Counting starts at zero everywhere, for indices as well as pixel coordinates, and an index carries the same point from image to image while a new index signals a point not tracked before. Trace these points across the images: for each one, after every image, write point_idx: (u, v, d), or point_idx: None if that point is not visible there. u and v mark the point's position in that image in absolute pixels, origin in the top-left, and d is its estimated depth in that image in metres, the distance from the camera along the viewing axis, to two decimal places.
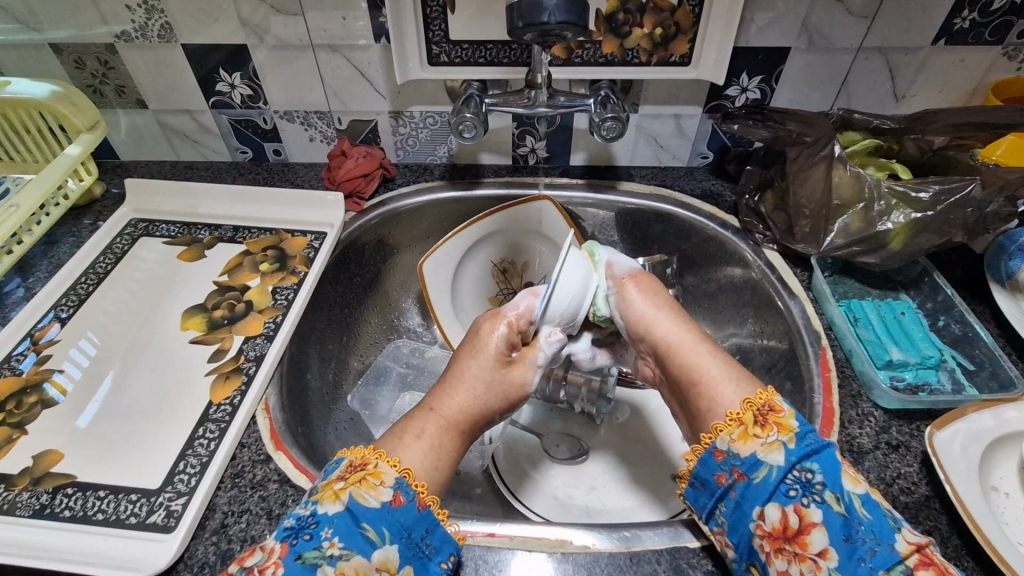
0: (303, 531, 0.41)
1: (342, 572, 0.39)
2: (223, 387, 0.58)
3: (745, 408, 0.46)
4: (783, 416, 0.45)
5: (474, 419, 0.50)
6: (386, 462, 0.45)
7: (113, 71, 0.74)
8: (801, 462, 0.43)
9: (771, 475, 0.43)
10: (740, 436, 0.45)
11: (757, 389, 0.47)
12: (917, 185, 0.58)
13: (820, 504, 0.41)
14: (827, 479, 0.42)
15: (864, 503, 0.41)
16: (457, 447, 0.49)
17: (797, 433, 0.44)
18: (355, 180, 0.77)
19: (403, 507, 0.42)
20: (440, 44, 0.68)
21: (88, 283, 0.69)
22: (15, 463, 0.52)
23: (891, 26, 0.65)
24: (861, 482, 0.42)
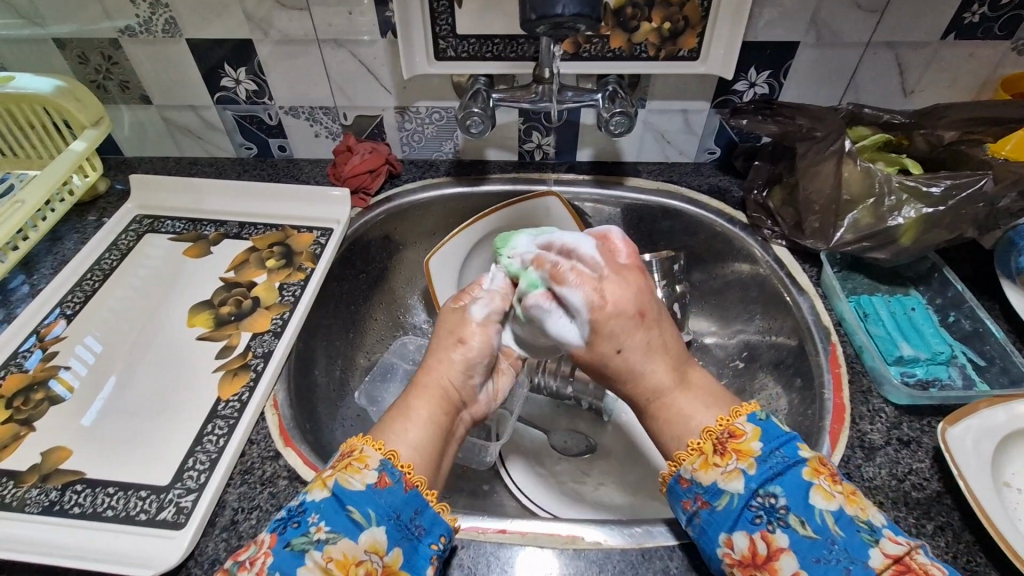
0: (292, 519, 0.41)
1: (330, 555, 0.39)
2: (231, 383, 0.58)
3: (704, 437, 0.45)
4: (743, 441, 0.44)
5: (443, 380, 0.50)
6: (371, 446, 0.45)
7: (117, 67, 0.74)
8: (763, 487, 0.42)
9: (734, 502, 0.42)
10: (702, 465, 0.44)
11: (725, 412, 0.47)
12: (928, 180, 0.58)
13: (785, 528, 0.40)
14: (792, 502, 0.41)
15: (837, 520, 0.40)
16: (432, 417, 0.48)
17: (757, 457, 0.43)
18: (361, 175, 0.76)
19: (389, 489, 0.42)
20: (447, 38, 0.68)
21: (94, 279, 0.68)
22: (23, 459, 0.52)
23: (901, 20, 0.65)
24: (834, 498, 0.41)
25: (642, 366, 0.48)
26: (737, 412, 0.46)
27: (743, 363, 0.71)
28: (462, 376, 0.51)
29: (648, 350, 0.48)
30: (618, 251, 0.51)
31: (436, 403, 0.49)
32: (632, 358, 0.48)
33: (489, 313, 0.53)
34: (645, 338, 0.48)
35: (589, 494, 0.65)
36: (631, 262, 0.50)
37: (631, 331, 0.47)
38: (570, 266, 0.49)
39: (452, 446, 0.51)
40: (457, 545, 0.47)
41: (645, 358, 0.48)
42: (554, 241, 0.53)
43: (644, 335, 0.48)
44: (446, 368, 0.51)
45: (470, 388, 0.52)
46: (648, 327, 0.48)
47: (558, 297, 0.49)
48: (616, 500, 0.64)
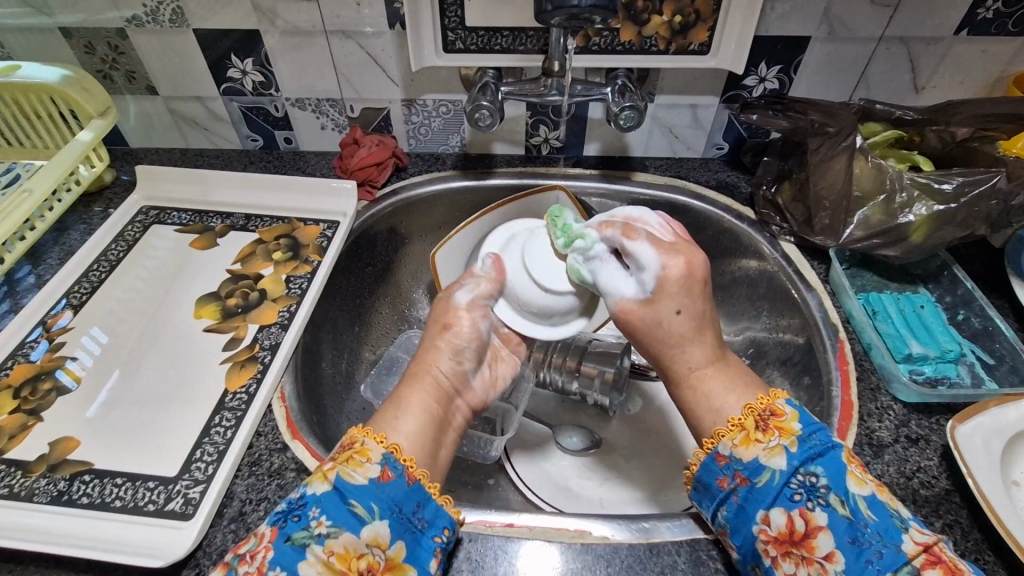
0: (292, 513, 0.41)
1: (331, 549, 0.39)
2: (239, 375, 0.58)
3: (746, 413, 0.46)
4: (785, 420, 0.44)
5: (434, 369, 0.52)
6: (372, 438, 0.45)
7: (123, 56, 0.73)
8: (804, 466, 0.42)
9: (774, 480, 0.42)
10: (743, 441, 0.45)
11: (764, 393, 0.47)
12: (940, 176, 0.58)
13: (825, 507, 0.41)
14: (832, 482, 0.41)
15: (870, 504, 0.40)
16: (427, 406, 0.49)
17: (799, 436, 0.43)
18: (368, 168, 0.76)
19: (391, 483, 0.43)
20: (455, 30, 0.67)
21: (100, 270, 0.68)
22: (32, 449, 0.52)
23: (914, 15, 0.64)
24: (866, 483, 0.41)
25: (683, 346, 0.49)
26: (774, 395, 0.47)
27: (749, 360, 0.71)
28: (455, 364, 0.52)
29: (699, 330, 0.49)
30: (679, 231, 0.52)
31: (428, 393, 0.50)
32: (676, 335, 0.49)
33: (473, 295, 0.54)
34: (700, 306, 0.49)
35: (595, 488, 0.65)
36: (690, 240, 0.51)
37: (691, 297, 0.49)
38: (643, 230, 0.50)
39: (452, 435, 0.51)
40: (465, 538, 0.47)
41: (694, 327, 0.49)
42: (619, 213, 0.53)
43: (700, 304, 0.49)
44: (437, 358, 0.52)
45: (463, 378, 0.53)
46: (705, 297, 0.49)
47: (627, 256, 0.50)
48: (621, 495, 0.64)
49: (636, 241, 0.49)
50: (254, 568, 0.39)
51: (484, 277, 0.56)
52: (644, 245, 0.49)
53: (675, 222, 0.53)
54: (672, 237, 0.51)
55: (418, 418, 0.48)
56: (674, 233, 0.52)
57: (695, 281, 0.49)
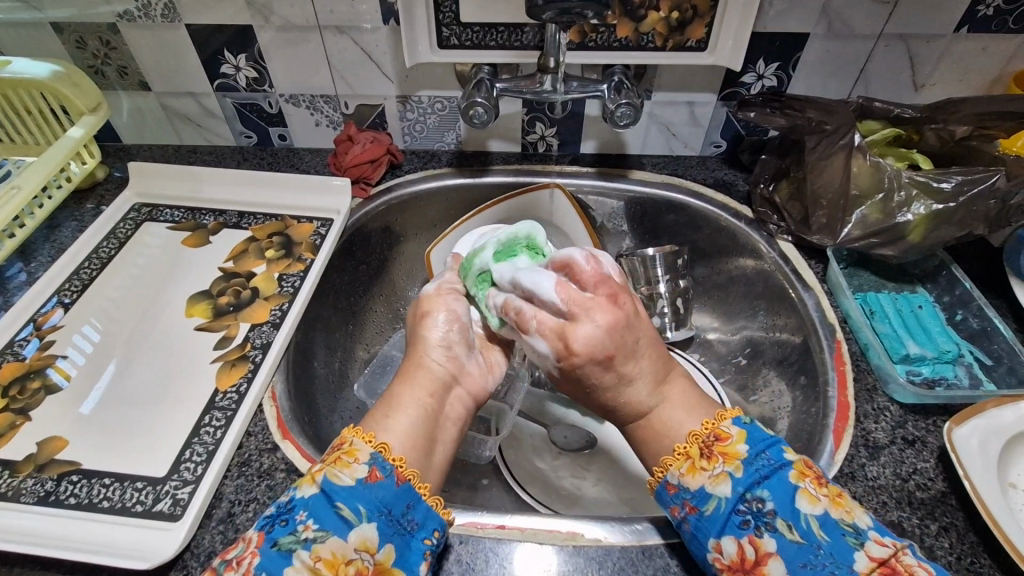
0: (279, 517, 0.40)
1: (318, 554, 0.38)
2: (229, 374, 0.57)
3: (690, 440, 0.44)
4: (729, 444, 0.43)
5: (424, 360, 0.51)
6: (360, 438, 0.44)
7: (115, 52, 0.73)
8: (750, 491, 0.41)
9: (721, 507, 0.42)
10: (689, 469, 0.44)
11: (711, 416, 0.46)
12: (939, 175, 0.57)
13: (773, 532, 0.40)
14: (779, 506, 0.40)
15: (822, 524, 0.39)
16: (411, 398, 0.48)
17: (744, 459, 0.42)
18: (362, 165, 0.75)
19: (380, 484, 0.42)
20: (450, 26, 0.66)
21: (92, 267, 0.68)
22: (19, 449, 0.51)
23: (914, 12, 0.63)
24: (819, 501, 0.40)
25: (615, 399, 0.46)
26: (723, 416, 0.46)
27: (746, 360, 0.71)
28: (445, 353, 0.51)
29: (623, 384, 0.45)
30: (587, 280, 0.44)
31: (417, 386, 0.49)
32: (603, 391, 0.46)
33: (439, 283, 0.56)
34: (617, 377, 0.45)
35: (589, 489, 0.65)
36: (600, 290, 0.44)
37: (598, 376, 0.45)
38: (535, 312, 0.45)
39: (450, 430, 0.49)
40: (457, 541, 0.47)
41: (618, 390, 0.46)
42: (519, 281, 0.47)
43: (615, 376, 0.45)
44: (426, 348, 0.51)
45: (458, 365, 0.52)
46: (621, 368, 0.45)
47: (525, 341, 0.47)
48: (616, 496, 0.63)
49: (529, 332, 0.45)
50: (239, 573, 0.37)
51: (449, 268, 0.59)
52: (536, 338, 0.45)
53: (579, 279, 0.45)
54: (571, 298, 0.44)
55: (408, 414, 0.47)
56: (571, 292, 0.44)
57: (598, 362, 0.44)
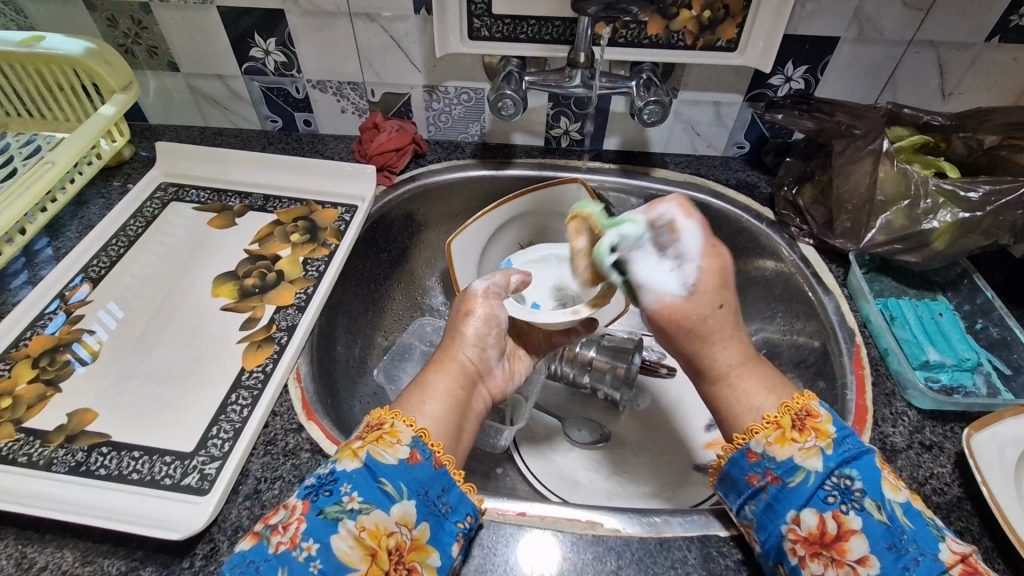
0: (323, 488, 0.42)
1: (362, 525, 0.40)
2: (256, 354, 0.58)
3: (782, 410, 0.46)
4: (821, 421, 0.44)
5: (459, 355, 0.53)
6: (401, 421, 0.45)
7: (146, 32, 0.73)
8: (839, 468, 0.42)
9: (809, 480, 0.42)
10: (778, 439, 0.45)
11: (790, 397, 0.47)
12: (967, 184, 0.57)
13: (860, 511, 0.41)
14: (868, 486, 0.41)
15: (906, 511, 0.40)
16: (448, 389, 0.50)
17: (835, 438, 0.43)
18: (387, 154, 0.75)
19: (420, 465, 0.43)
20: (481, 17, 0.67)
21: (119, 245, 0.69)
22: (50, 420, 0.52)
23: (946, 19, 0.63)
24: (901, 490, 0.41)
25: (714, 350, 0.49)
26: (810, 396, 0.47)
27: None
28: (480, 347, 0.54)
29: (727, 335, 0.49)
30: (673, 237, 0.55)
31: (453, 377, 0.51)
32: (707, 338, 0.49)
33: (488, 285, 0.57)
34: (721, 319, 0.48)
35: (603, 482, 0.66)
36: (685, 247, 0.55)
37: (710, 313, 0.48)
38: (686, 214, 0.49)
39: (473, 421, 0.52)
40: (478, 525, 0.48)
41: (721, 338, 0.49)
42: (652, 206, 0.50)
43: (721, 317, 0.48)
44: (463, 344, 0.54)
45: (486, 364, 0.55)
46: (725, 309, 0.48)
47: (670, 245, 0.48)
48: (630, 490, 0.64)
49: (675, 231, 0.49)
50: (286, 538, 0.39)
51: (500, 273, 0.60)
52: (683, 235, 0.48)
53: None
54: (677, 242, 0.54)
55: (440, 400, 0.49)
56: None
57: (711, 298, 0.48)
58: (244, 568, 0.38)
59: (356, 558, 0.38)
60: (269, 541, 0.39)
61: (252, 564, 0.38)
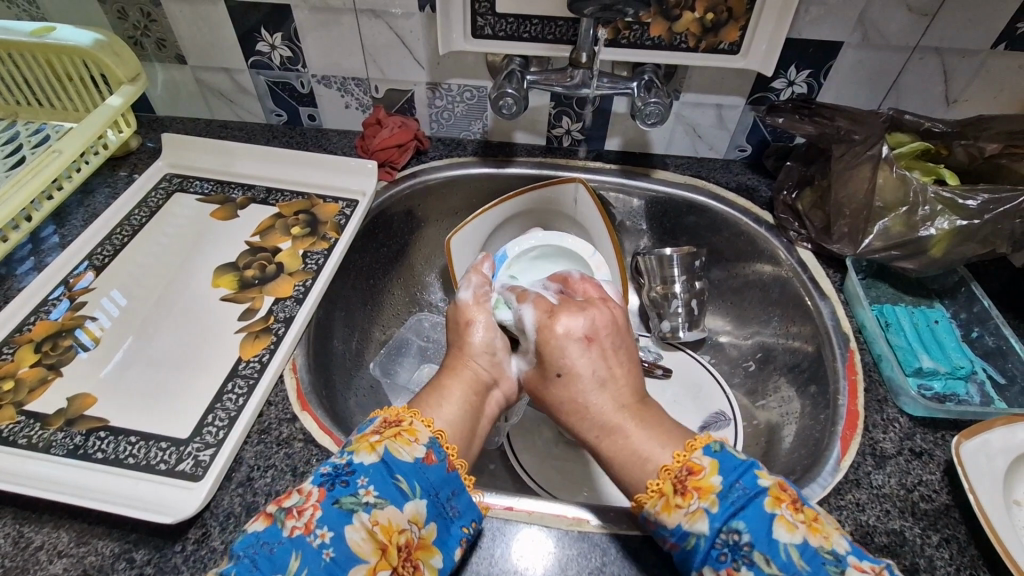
0: (339, 478, 0.42)
1: (376, 519, 0.40)
2: (253, 344, 0.59)
3: (664, 475, 0.44)
4: (703, 477, 0.43)
5: (471, 362, 0.55)
6: (420, 421, 0.47)
7: (155, 24, 0.74)
8: (725, 525, 0.40)
9: (699, 543, 0.41)
10: (664, 507, 0.43)
11: (681, 448, 0.46)
12: (965, 192, 0.57)
13: (750, 565, 0.39)
14: (756, 539, 0.39)
15: (802, 554, 0.38)
16: (466, 397, 0.52)
17: (718, 493, 0.42)
18: (389, 149, 0.76)
19: (433, 466, 0.44)
20: (485, 16, 0.67)
21: (124, 233, 0.70)
22: (50, 404, 0.53)
23: (951, 25, 0.63)
24: (797, 529, 0.39)
25: (584, 396, 0.51)
26: (693, 446, 0.46)
27: (756, 365, 0.72)
28: (491, 356, 0.55)
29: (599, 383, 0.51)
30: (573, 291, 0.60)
31: (468, 385, 0.53)
32: (574, 376, 0.52)
33: (475, 293, 0.59)
34: (592, 362, 0.52)
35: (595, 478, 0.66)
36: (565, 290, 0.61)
37: (574, 357, 0.52)
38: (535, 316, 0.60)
39: (487, 425, 0.54)
40: None
41: (592, 386, 0.51)
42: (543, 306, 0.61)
43: (590, 360, 0.52)
44: (473, 352, 0.55)
45: (499, 370, 0.56)
46: (594, 352, 0.52)
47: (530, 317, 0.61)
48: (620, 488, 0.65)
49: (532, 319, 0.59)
50: (301, 524, 0.40)
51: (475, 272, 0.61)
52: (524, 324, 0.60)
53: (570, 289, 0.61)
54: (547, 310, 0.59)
55: (454, 406, 0.50)
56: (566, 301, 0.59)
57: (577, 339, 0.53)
58: (258, 548, 0.38)
59: (367, 551, 0.39)
60: (284, 524, 0.40)
61: (267, 545, 0.39)
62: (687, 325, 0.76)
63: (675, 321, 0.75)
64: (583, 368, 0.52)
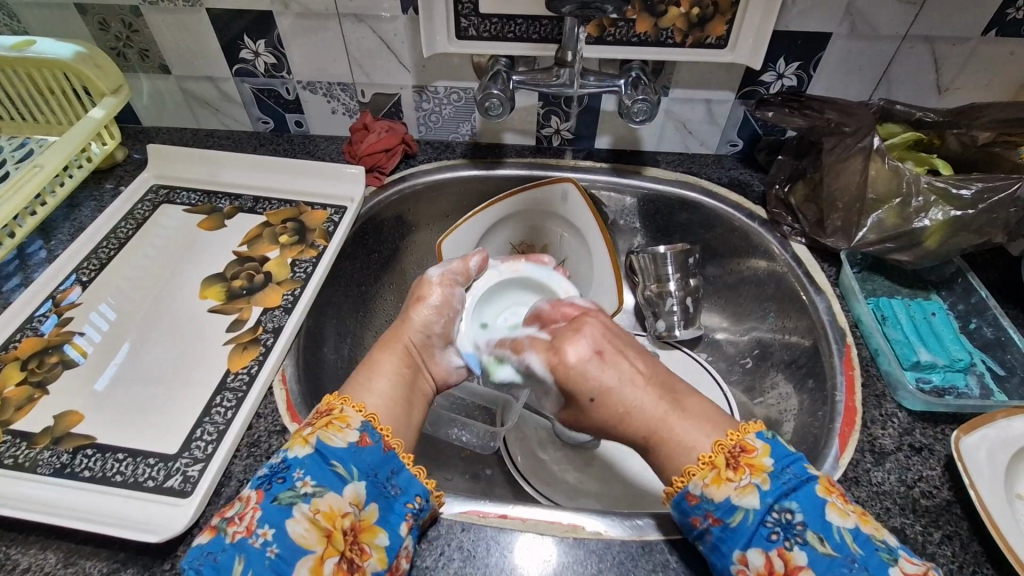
0: (275, 476, 0.42)
1: (316, 507, 0.40)
2: (241, 356, 0.58)
3: (716, 450, 0.44)
4: (755, 456, 0.43)
5: (404, 338, 0.55)
6: (352, 407, 0.46)
7: (137, 34, 0.73)
8: (779, 502, 0.41)
9: (749, 519, 0.41)
10: (714, 480, 0.43)
11: (733, 428, 0.45)
12: (959, 182, 0.56)
13: (804, 545, 0.39)
14: (809, 518, 0.40)
15: (856, 538, 0.39)
16: (397, 371, 0.52)
17: (772, 472, 0.42)
18: (376, 154, 0.75)
19: (369, 449, 0.44)
20: (469, 17, 0.66)
21: (110, 247, 0.69)
22: (36, 422, 0.53)
23: (940, 13, 0.62)
24: (849, 516, 0.40)
25: (624, 402, 0.49)
26: (745, 429, 0.45)
27: (753, 362, 0.71)
28: (425, 333, 0.56)
29: (631, 381, 0.49)
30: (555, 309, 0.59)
31: (400, 359, 0.53)
32: (607, 392, 0.49)
33: (443, 273, 0.59)
34: (616, 371, 0.50)
35: (593, 481, 0.65)
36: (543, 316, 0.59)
37: (597, 371, 0.50)
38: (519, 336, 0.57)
39: (425, 403, 0.54)
40: (459, 528, 0.47)
41: (626, 389, 0.49)
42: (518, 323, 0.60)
43: (613, 369, 0.50)
44: (408, 328, 0.55)
45: (431, 349, 0.56)
46: (612, 360, 0.51)
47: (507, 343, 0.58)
48: (618, 491, 0.64)
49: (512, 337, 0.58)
50: (243, 529, 0.39)
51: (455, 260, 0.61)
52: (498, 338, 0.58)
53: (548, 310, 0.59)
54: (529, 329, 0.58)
55: (386, 378, 0.51)
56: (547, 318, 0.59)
57: (590, 355, 0.51)
58: (202, 560, 0.39)
59: (312, 540, 0.39)
60: (226, 532, 0.39)
61: (211, 555, 0.39)
62: (683, 323, 0.75)
63: (670, 320, 0.75)
64: (611, 378, 0.50)
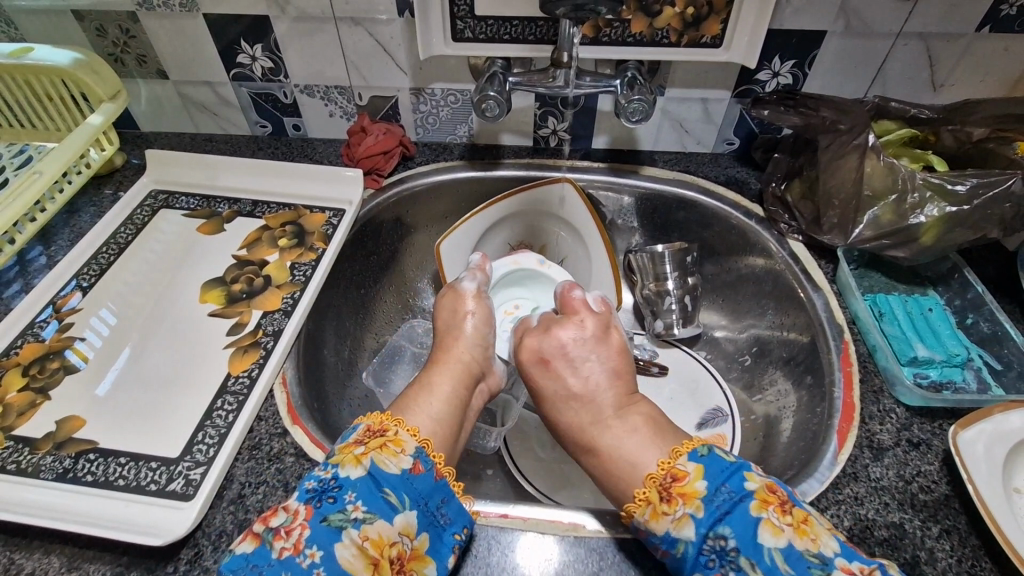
0: (326, 494, 0.42)
1: (366, 534, 0.40)
2: (241, 359, 0.58)
3: (648, 484, 0.45)
4: (687, 483, 0.43)
5: (461, 356, 0.56)
6: (405, 430, 0.47)
7: (134, 40, 0.73)
8: (712, 530, 0.40)
9: (688, 550, 0.41)
10: (652, 514, 0.43)
11: (667, 455, 0.46)
12: (954, 178, 0.57)
13: (738, 571, 0.39)
14: (742, 544, 0.39)
15: (787, 558, 0.38)
16: (453, 390, 0.53)
17: (703, 498, 0.42)
18: (374, 157, 0.76)
19: (421, 476, 0.45)
20: (465, 19, 0.66)
21: (109, 252, 0.69)
22: (38, 427, 0.53)
23: (934, 10, 0.62)
24: (783, 532, 0.39)
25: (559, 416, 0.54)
26: (680, 452, 0.46)
27: (752, 359, 0.72)
28: (480, 352, 0.57)
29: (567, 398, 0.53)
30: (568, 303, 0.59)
31: (457, 379, 0.54)
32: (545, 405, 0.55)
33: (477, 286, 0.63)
34: (557, 385, 0.54)
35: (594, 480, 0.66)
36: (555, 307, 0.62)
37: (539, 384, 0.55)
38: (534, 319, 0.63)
39: (470, 420, 0.56)
40: None
41: (564, 404, 0.54)
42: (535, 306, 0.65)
43: (553, 382, 0.54)
44: (464, 346, 0.57)
45: (483, 365, 0.58)
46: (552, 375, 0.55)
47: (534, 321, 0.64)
48: None
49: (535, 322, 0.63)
50: (289, 544, 0.39)
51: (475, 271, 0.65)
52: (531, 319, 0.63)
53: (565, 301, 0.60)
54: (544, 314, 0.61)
55: (439, 402, 0.51)
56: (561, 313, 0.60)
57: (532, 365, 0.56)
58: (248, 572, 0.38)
59: (359, 567, 0.38)
60: (273, 545, 0.39)
61: (256, 567, 0.38)
62: (681, 321, 0.75)
63: (669, 319, 0.75)
64: (552, 389, 0.54)
